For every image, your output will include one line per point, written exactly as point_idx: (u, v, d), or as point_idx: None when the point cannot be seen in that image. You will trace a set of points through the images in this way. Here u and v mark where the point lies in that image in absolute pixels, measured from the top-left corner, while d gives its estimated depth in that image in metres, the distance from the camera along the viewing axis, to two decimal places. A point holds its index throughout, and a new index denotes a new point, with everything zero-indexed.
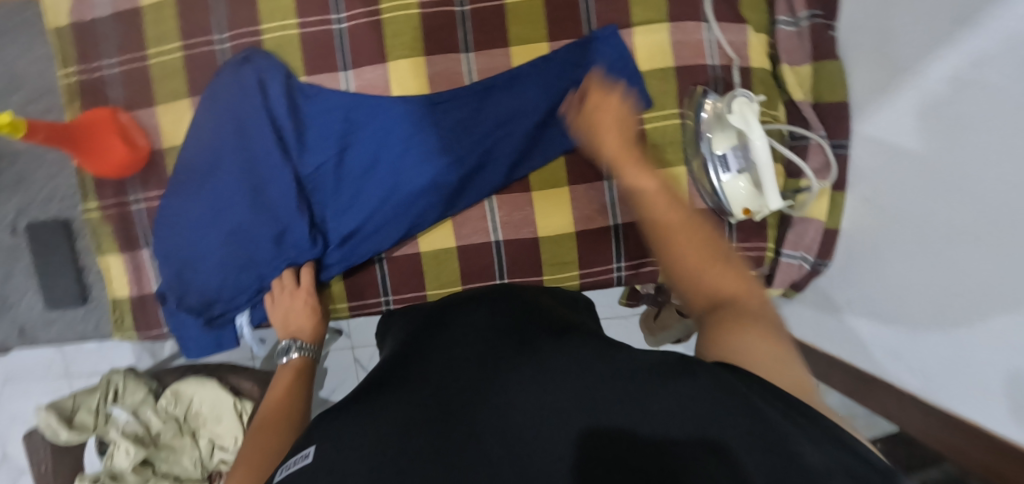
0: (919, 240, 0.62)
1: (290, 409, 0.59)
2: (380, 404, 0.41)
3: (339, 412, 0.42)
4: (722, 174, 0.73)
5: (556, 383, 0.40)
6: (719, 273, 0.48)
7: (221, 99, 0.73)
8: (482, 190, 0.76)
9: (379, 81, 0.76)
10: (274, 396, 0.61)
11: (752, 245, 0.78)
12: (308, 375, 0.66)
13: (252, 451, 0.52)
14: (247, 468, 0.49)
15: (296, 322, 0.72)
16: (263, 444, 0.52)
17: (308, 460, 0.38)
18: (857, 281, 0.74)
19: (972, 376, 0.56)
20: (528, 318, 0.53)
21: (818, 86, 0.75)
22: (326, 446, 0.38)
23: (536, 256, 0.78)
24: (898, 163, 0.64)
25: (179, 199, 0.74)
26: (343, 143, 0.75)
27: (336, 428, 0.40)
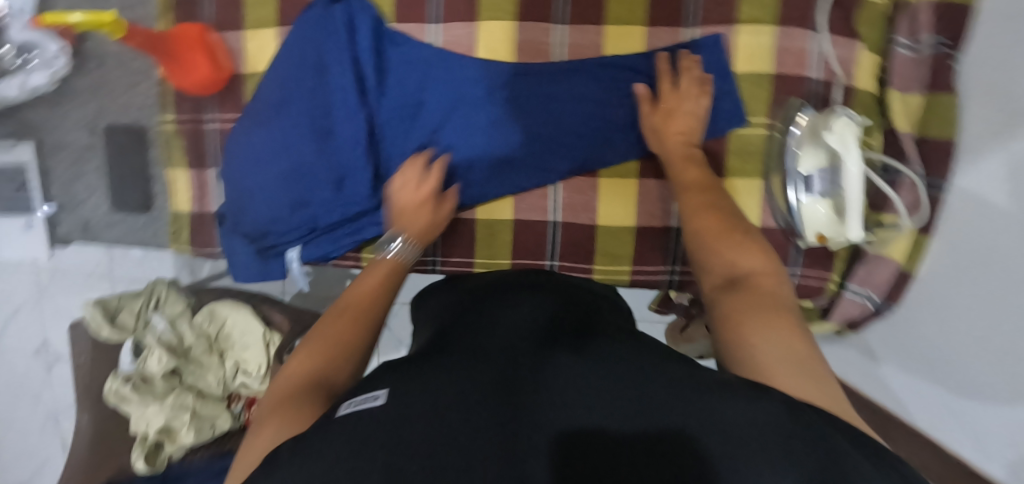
0: (1004, 294, 0.60)
1: (372, 308, 0.55)
2: (441, 366, 0.41)
3: (401, 365, 0.43)
4: (803, 195, 0.70)
5: (625, 376, 0.38)
6: (745, 254, 0.54)
7: (309, 33, 0.73)
8: (549, 169, 0.74)
9: (464, 40, 0.74)
10: (362, 293, 0.57)
11: (816, 273, 0.75)
12: (399, 279, 0.61)
13: (326, 338, 0.51)
14: (309, 351, 0.49)
15: (400, 216, 0.68)
16: (334, 332, 0.51)
17: (377, 402, 0.37)
18: (927, 332, 0.71)
19: None
20: (585, 320, 0.53)
21: (927, 119, 0.70)
22: (401, 387, 0.39)
23: (589, 244, 0.76)
24: (993, 211, 0.62)
25: (251, 127, 0.75)
26: (420, 98, 0.75)
27: (404, 378, 0.40)
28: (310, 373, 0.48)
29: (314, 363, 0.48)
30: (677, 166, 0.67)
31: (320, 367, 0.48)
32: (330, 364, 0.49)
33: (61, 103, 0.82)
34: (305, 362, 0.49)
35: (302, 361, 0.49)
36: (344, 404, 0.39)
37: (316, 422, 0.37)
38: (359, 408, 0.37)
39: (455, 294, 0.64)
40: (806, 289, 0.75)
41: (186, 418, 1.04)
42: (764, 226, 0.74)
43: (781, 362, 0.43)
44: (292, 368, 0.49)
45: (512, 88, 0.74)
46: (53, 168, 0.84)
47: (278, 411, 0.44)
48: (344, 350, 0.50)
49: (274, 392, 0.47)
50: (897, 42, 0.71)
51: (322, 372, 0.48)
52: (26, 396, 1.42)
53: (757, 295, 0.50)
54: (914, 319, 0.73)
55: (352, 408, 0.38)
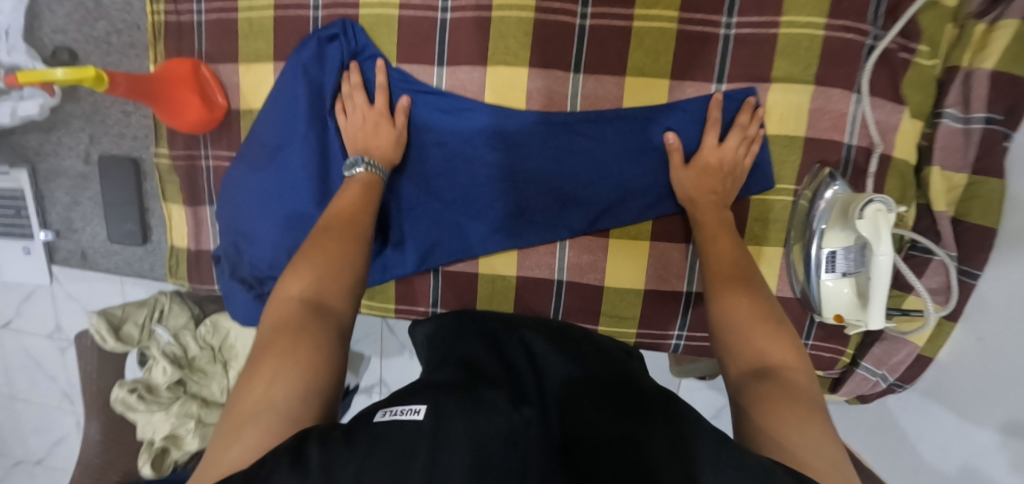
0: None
1: (359, 219, 0.59)
2: (484, 403, 0.43)
3: (441, 391, 0.45)
4: (825, 273, 0.66)
5: (640, 417, 0.43)
6: (777, 349, 0.51)
7: (304, 72, 0.68)
8: (557, 227, 0.71)
9: (473, 85, 0.69)
10: (341, 209, 0.60)
11: (830, 346, 0.72)
12: (373, 195, 0.63)
13: (325, 253, 0.55)
14: (304, 278, 0.53)
15: (365, 141, 0.67)
16: (326, 247, 0.56)
17: (420, 416, 0.41)
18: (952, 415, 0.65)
19: None
20: (609, 362, 0.56)
21: (967, 200, 0.64)
22: (442, 415, 0.41)
23: (595, 304, 0.73)
24: None
25: (246, 169, 0.72)
26: (422, 144, 0.71)
27: (444, 398, 0.43)
28: (305, 296, 0.52)
29: (309, 279, 0.53)
30: (706, 229, 0.63)
31: (316, 279, 0.53)
32: (329, 278, 0.53)
33: (54, 128, 0.79)
34: (301, 279, 0.53)
35: (292, 286, 0.52)
36: (384, 410, 0.42)
37: (354, 422, 0.41)
38: (398, 419, 0.40)
39: (467, 328, 0.64)
40: (818, 361, 0.73)
41: (191, 426, 1.06)
42: (779, 293, 0.72)
43: (817, 458, 0.41)
44: (284, 294, 0.52)
45: (522, 136, 0.69)
46: (49, 194, 0.82)
47: (278, 338, 0.48)
48: (341, 266, 0.55)
49: (270, 317, 0.51)
50: (945, 113, 0.64)
51: (313, 295, 0.52)
52: (44, 377, 1.46)
53: (790, 392, 0.46)
54: (931, 407, 0.69)
55: (390, 417, 0.41)
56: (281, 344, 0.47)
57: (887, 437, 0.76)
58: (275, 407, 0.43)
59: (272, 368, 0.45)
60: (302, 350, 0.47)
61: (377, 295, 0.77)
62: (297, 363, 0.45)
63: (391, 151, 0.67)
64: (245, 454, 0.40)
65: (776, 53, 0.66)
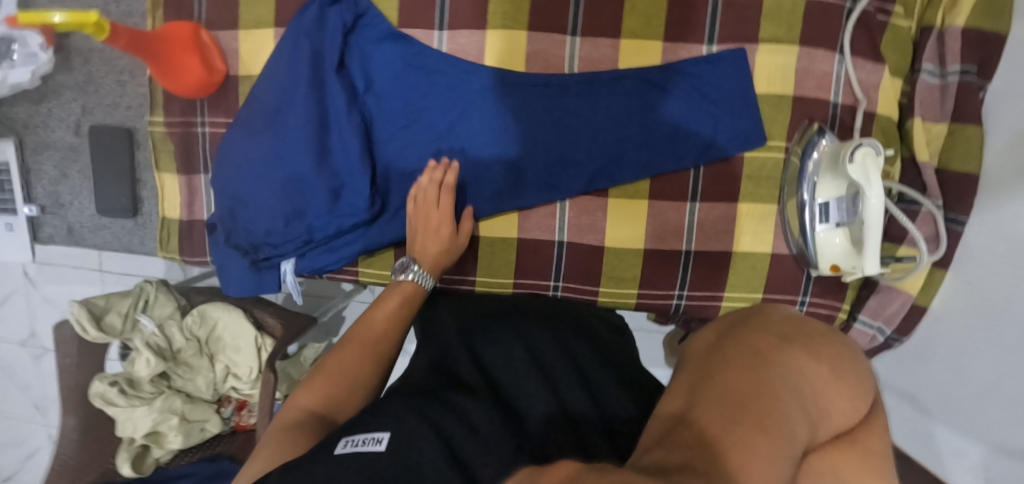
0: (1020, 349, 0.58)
1: (385, 341, 0.60)
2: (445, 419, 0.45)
3: (406, 408, 0.47)
4: (819, 224, 0.68)
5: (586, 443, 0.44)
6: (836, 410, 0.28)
7: (304, 34, 0.68)
8: (556, 187, 0.71)
9: (472, 48, 0.71)
10: (372, 323, 0.61)
11: (826, 302, 0.73)
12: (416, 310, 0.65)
13: (342, 369, 0.56)
14: (327, 381, 0.55)
15: (422, 240, 0.68)
16: (347, 363, 0.57)
17: (380, 446, 0.43)
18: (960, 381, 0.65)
19: None
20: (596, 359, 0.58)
21: (949, 150, 0.67)
22: (403, 435, 0.43)
23: (595, 265, 0.74)
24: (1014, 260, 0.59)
25: (241, 134, 0.70)
26: (421, 106, 0.71)
27: (405, 417, 0.45)
28: (313, 407, 0.53)
29: (324, 391, 0.54)
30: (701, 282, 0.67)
31: (327, 398, 0.54)
32: (343, 396, 0.55)
33: (44, 100, 0.78)
34: (313, 394, 0.54)
35: (310, 392, 0.54)
36: (345, 438, 0.44)
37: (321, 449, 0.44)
38: (360, 448, 0.43)
39: (449, 315, 0.66)
40: (815, 319, 0.74)
41: (174, 423, 1.02)
42: (775, 251, 0.73)
43: None
44: (299, 400, 0.54)
45: (520, 97, 0.70)
46: (36, 168, 0.80)
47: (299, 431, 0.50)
48: (354, 385, 0.56)
49: (277, 420, 0.53)
50: (923, 69, 0.68)
51: (323, 407, 0.53)
52: (14, 387, 1.39)
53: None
54: (927, 356, 0.70)
55: (353, 447, 0.43)
56: (278, 441, 0.49)
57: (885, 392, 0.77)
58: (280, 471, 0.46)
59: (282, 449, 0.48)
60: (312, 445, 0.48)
61: (374, 261, 0.76)
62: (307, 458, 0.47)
63: (442, 254, 0.68)
64: None
65: (763, 16, 0.69)
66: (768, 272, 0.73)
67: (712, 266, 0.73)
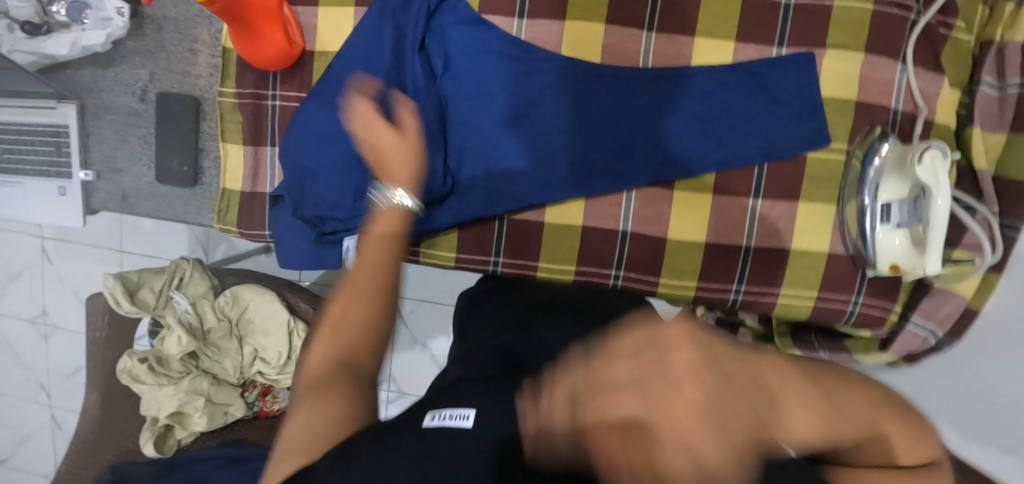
0: None
1: (382, 266, 0.59)
2: (512, 399, 0.49)
3: (474, 389, 0.51)
4: (880, 224, 0.70)
5: None
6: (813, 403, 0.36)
7: (389, 12, 0.70)
8: (625, 177, 0.73)
9: (551, 37, 0.72)
10: (365, 256, 0.59)
11: (879, 302, 0.75)
12: (405, 232, 0.61)
13: (349, 319, 0.57)
14: (342, 338, 0.57)
15: (392, 163, 0.61)
16: (351, 307, 0.57)
17: (468, 423, 0.46)
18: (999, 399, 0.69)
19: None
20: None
21: (1007, 160, 0.70)
22: (485, 416, 0.47)
23: (657, 256, 0.75)
24: None
25: (315, 106, 0.71)
26: (497, 90, 0.72)
27: (484, 399, 0.49)
28: (335, 357, 0.56)
29: (339, 343, 0.57)
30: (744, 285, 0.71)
31: (339, 346, 0.56)
32: (357, 347, 0.57)
33: (111, 65, 0.77)
34: (329, 344, 0.57)
35: (325, 342, 0.57)
36: (432, 414, 0.48)
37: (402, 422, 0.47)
38: (446, 423, 0.46)
39: (499, 313, 0.70)
40: (867, 318, 0.76)
41: (200, 404, 1.00)
42: (831, 251, 0.74)
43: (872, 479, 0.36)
44: (317, 349, 0.57)
45: (594, 87, 0.72)
46: (94, 131, 0.79)
47: (334, 386, 0.54)
48: (364, 334, 0.57)
49: (305, 377, 0.56)
50: (983, 82, 0.71)
51: (342, 357, 0.56)
52: (20, 365, 1.35)
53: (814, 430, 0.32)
54: (977, 355, 0.73)
55: (439, 422, 0.47)
56: (314, 396, 0.53)
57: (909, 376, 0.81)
58: (325, 432, 0.51)
59: (325, 406, 0.53)
60: (354, 407, 0.53)
61: (437, 242, 0.77)
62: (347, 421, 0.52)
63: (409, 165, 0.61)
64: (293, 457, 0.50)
65: (832, 22, 0.71)
66: (825, 272, 0.75)
67: (771, 263, 0.75)
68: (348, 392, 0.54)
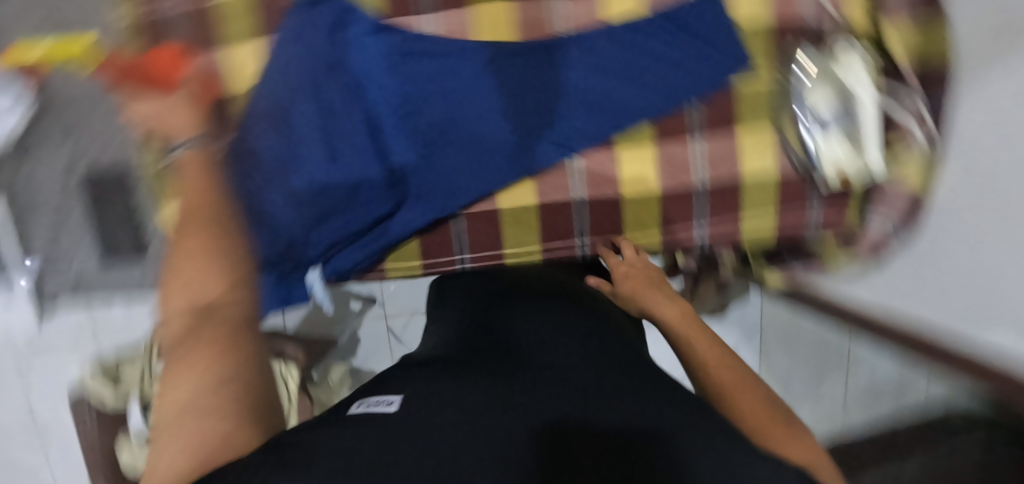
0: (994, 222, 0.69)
1: (207, 202, 0.49)
2: (454, 380, 0.41)
3: (416, 377, 0.43)
4: (816, 131, 0.75)
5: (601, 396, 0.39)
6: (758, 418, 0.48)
7: (295, 37, 0.69)
8: (567, 147, 0.73)
9: (461, 26, 0.72)
10: (182, 189, 0.51)
11: (836, 210, 0.77)
12: (217, 169, 0.55)
13: (186, 257, 0.44)
14: (190, 288, 0.42)
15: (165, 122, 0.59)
16: (188, 249, 0.44)
17: (391, 407, 0.38)
18: (927, 281, 0.80)
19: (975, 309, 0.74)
20: (626, 340, 0.54)
21: (924, 45, 0.72)
22: (416, 396, 0.38)
23: (616, 216, 0.76)
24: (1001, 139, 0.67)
25: (247, 145, 0.69)
26: (422, 90, 0.72)
27: (421, 384, 0.40)
28: (190, 309, 0.41)
29: (186, 290, 0.42)
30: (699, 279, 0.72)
31: (197, 293, 0.42)
32: (215, 289, 0.42)
33: None
34: (174, 302, 0.42)
35: (179, 296, 0.42)
36: (359, 405, 0.40)
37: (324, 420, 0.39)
38: (371, 409, 0.38)
39: (462, 301, 0.65)
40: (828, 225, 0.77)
41: None
42: (779, 171, 0.76)
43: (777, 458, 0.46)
44: (172, 304, 0.42)
45: (517, 65, 0.72)
46: None
47: (200, 336, 0.40)
48: (215, 263, 0.44)
49: (163, 341, 0.42)
50: None
51: (201, 297, 0.42)
52: None
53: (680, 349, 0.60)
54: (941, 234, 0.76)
55: (363, 410, 0.39)
56: (163, 380, 0.38)
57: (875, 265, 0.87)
58: (201, 412, 0.37)
59: (190, 372, 0.38)
60: (237, 357, 0.40)
61: (397, 255, 0.76)
62: (236, 372, 0.39)
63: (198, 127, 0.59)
64: (170, 467, 0.35)
65: None
66: (779, 192, 0.76)
67: (726, 195, 0.76)
68: (225, 338, 0.40)
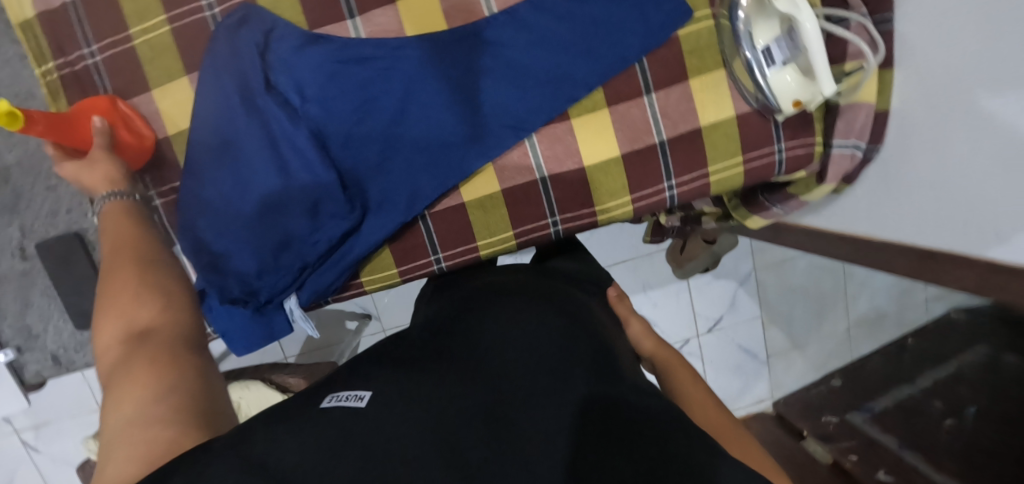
0: (936, 148, 0.70)
1: (140, 243, 0.60)
2: (422, 377, 0.46)
3: (390, 369, 0.48)
4: (768, 69, 0.70)
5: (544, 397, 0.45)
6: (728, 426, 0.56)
7: (223, 66, 0.67)
8: (521, 127, 0.71)
9: (391, 24, 0.70)
10: (110, 237, 0.60)
11: (800, 141, 0.77)
12: (137, 215, 0.64)
13: (115, 289, 0.54)
14: (121, 317, 0.52)
15: (85, 176, 0.64)
16: (119, 284, 0.55)
17: (362, 404, 0.43)
18: (895, 184, 0.77)
19: (944, 237, 0.72)
20: (595, 327, 0.58)
21: None
22: (384, 394, 0.44)
23: (585, 188, 0.74)
24: (931, 73, 0.68)
25: (203, 184, 0.69)
26: (362, 97, 0.69)
27: (390, 380, 0.46)
28: (124, 336, 0.51)
29: (118, 320, 0.52)
30: None
31: (119, 326, 0.52)
32: (142, 309, 0.53)
33: None
34: (109, 329, 0.52)
35: (111, 325, 0.52)
36: (330, 396, 0.46)
37: (303, 413, 0.44)
38: (343, 404, 0.44)
39: (436, 297, 0.69)
40: (795, 159, 0.78)
41: None
42: (738, 112, 0.75)
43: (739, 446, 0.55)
44: (104, 337, 0.52)
45: (455, 54, 0.70)
46: None
47: (138, 355, 0.49)
48: (136, 290, 0.55)
49: (100, 367, 0.51)
50: None
51: (135, 329, 0.52)
52: None
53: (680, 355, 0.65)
54: (904, 153, 0.75)
55: (336, 403, 0.44)
56: (125, 379, 0.47)
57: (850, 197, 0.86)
58: (146, 424, 0.43)
59: (136, 389, 0.46)
60: (172, 375, 0.48)
61: (373, 266, 0.75)
62: (171, 386, 0.46)
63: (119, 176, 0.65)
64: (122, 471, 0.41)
65: None
66: (740, 132, 0.76)
67: (689, 145, 0.75)
68: (161, 355, 0.49)
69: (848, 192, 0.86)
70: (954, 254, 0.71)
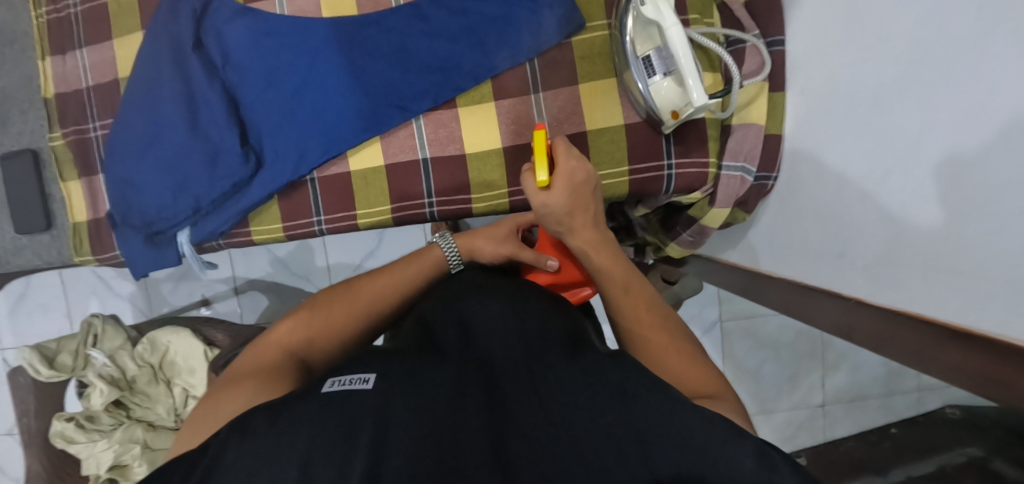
0: (819, 179, 0.66)
1: (379, 306, 0.64)
2: (419, 368, 0.47)
3: (386, 357, 0.49)
4: (650, 79, 0.69)
5: (540, 388, 0.45)
6: (693, 380, 0.52)
7: (160, 25, 0.77)
8: (407, 109, 0.76)
9: (309, 6, 0.77)
10: (375, 287, 0.65)
11: (692, 160, 0.75)
12: (419, 279, 0.68)
13: (321, 318, 0.62)
14: (313, 323, 0.61)
15: (480, 237, 0.72)
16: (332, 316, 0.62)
17: (368, 385, 0.44)
18: (789, 214, 0.73)
19: (830, 274, 0.66)
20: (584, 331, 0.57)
21: None
22: (388, 383, 0.45)
23: (463, 173, 0.78)
24: (814, 103, 0.66)
25: (125, 121, 0.79)
26: (275, 66, 0.77)
27: (391, 366, 0.47)
28: (287, 345, 0.59)
29: (305, 335, 0.60)
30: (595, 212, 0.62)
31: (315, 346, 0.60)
32: (316, 348, 0.60)
33: None
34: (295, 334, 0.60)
35: (290, 334, 0.60)
36: (332, 381, 0.46)
37: (312, 390, 0.45)
38: (346, 388, 0.44)
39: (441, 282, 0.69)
40: (687, 178, 0.76)
41: (137, 451, 1.02)
42: (626, 121, 0.76)
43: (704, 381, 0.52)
44: (283, 331, 0.60)
45: (358, 35, 0.76)
46: None
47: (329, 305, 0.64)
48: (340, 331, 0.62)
49: (253, 352, 0.58)
50: None
51: (299, 348, 0.59)
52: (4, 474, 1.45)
53: (637, 295, 0.60)
54: (793, 180, 0.71)
55: (340, 387, 0.45)
56: (319, 316, 0.62)
57: (754, 231, 0.84)
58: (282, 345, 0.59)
59: (298, 327, 0.61)
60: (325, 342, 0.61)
61: (263, 218, 0.81)
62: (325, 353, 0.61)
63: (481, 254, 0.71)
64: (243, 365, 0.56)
65: None
66: (626, 142, 0.76)
67: None
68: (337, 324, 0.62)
69: (754, 221, 0.84)
70: (830, 293, 0.66)
